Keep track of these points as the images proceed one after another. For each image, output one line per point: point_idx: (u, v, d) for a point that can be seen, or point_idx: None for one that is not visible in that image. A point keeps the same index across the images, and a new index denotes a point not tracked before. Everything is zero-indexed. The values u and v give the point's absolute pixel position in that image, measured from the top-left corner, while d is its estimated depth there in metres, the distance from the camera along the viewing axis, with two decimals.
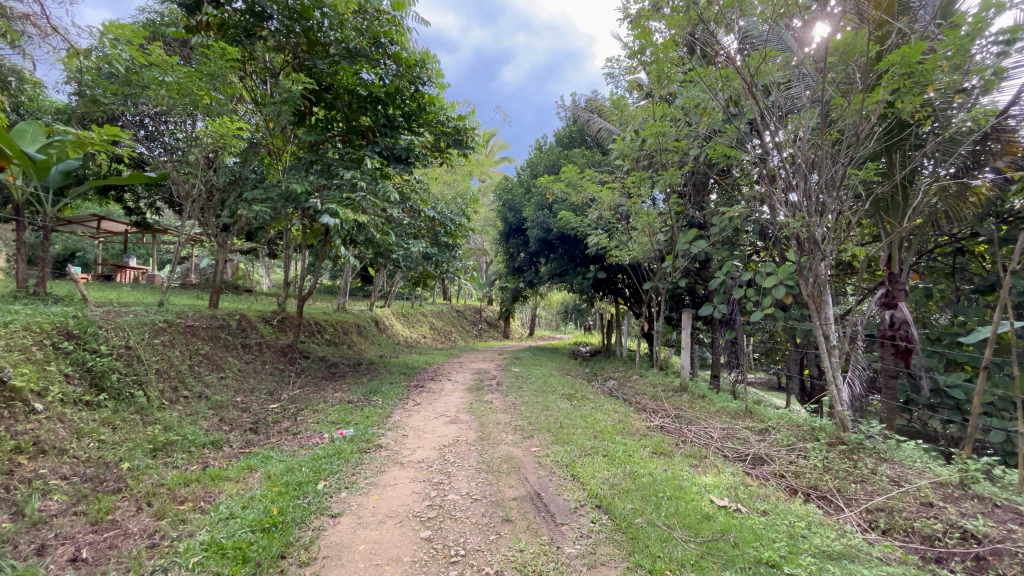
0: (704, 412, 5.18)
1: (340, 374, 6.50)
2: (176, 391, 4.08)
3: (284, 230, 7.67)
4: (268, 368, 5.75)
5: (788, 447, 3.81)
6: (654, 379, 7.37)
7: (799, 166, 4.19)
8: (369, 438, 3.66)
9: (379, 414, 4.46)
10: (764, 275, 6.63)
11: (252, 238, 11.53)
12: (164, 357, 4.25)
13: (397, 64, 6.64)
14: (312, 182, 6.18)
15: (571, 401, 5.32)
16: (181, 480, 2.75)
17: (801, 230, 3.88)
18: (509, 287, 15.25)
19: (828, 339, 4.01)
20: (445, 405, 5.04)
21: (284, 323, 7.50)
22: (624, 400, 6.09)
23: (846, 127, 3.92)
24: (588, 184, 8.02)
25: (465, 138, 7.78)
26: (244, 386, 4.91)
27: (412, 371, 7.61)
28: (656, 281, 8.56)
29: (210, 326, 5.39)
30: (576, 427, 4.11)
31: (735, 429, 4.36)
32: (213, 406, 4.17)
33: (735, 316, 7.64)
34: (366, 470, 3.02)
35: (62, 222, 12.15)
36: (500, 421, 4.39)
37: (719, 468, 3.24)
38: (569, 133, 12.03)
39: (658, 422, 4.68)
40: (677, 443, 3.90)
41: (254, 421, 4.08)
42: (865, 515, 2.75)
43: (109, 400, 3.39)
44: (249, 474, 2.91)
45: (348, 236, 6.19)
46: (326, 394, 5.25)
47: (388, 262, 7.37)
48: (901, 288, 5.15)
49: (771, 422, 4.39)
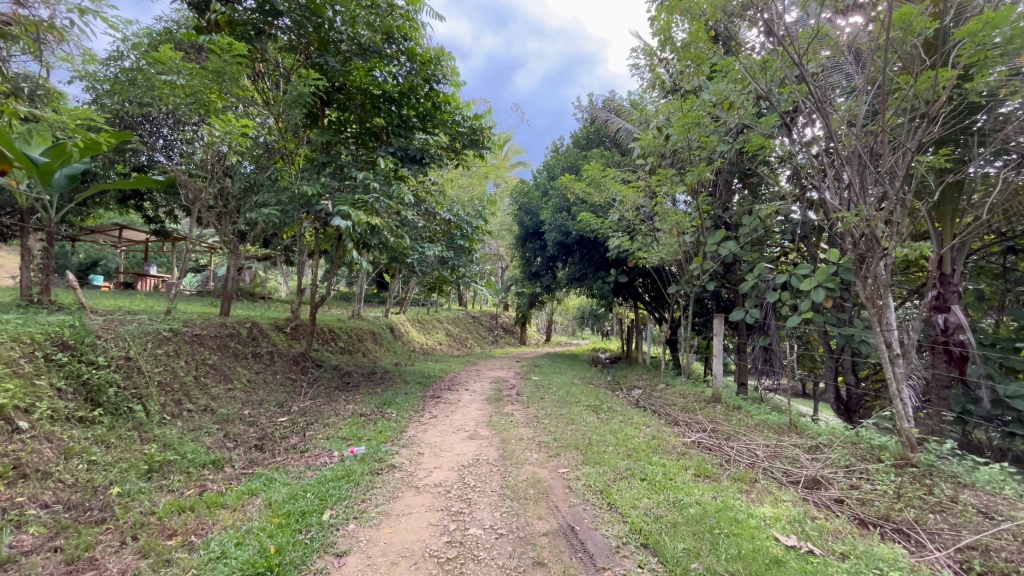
0: (744, 427, 4.77)
1: (353, 384, 6.25)
2: (179, 404, 3.85)
3: (297, 236, 7.48)
4: (279, 378, 5.52)
5: (847, 469, 3.40)
6: (683, 389, 6.96)
7: (854, 156, 3.78)
8: (382, 457, 3.36)
9: (393, 428, 4.16)
10: (801, 277, 6.20)
11: (268, 245, 11.44)
12: (167, 368, 4.02)
13: (410, 62, 6.43)
14: (323, 184, 5.95)
15: (598, 414, 4.96)
16: (175, 508, 2.48)
17: (858, 225, 3.48)
18: (526, 293, 14.94)
19: (888, 347, 3.59)
20: (463, 418, 4.73)
21: (296, 331, 7.30)
22: (653, 412, 5.71)
23: (908, 110, 3.51)
24: (610, 183, 7.67)
25: (481, 138, 7.51)
26: (252, 398, 4.66)
27: (428, 379, 7.34)
28: (681, 285, 8.15)
29: (218, 334, 5.16)
30: (607, 444, 3.76)
31: (783, 447, 3.96)
32: (218, 420, 3.92)
33: (769, 322, 7.19)
34: (377, 495, 2.72)
35: (83, 231, 12.24)
36: (523, 436, 4.06)
37: (775, 495, 2.86)
38: (586, 134, 11.70)
39: (694, 438, 4.30)
40: (720, 463, 3.52)
41: (261, 437, 3.81)
42: (956, 555, 2.36)
43: (104, 417, 3.16)
44: (249, 500, 2.62)
45: (361, 239, 5.93)
46: (339, 405, 4.98)
47: (402, 267, 7.11)
48: (954, 291, 4.63)
49: (822, 439, 3.97)
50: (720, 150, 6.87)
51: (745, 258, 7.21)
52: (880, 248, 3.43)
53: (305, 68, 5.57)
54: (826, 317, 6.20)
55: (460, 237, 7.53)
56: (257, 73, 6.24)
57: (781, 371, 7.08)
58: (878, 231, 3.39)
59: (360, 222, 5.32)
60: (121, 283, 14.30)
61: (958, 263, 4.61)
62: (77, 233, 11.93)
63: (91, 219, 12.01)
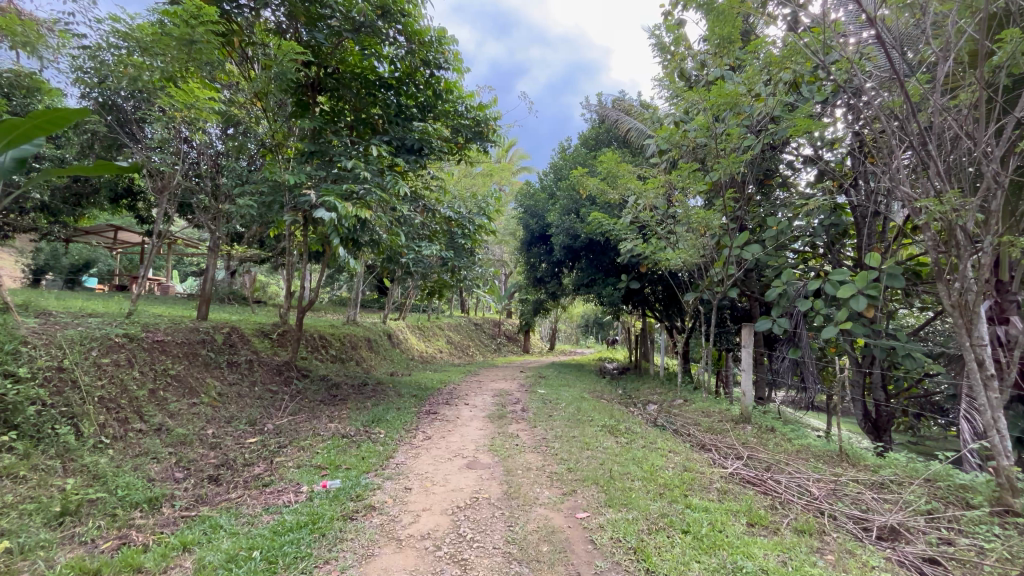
0: (784, 455, 4.13)
1: (341, 397, 5.61)
2: (123, 424, 3.25)
3: (285, 235, 6.91)
4: (257, 391, 4.93)
5: (929, 516, 2.77)
6: (705, 405, 6.30)
7: (933, 134, 3.12)
8: (360, 495, 2.76)
9: (377, 454, 3.56)
10: (837, 284, 5.61)
11: (262, 247, 10.93)
12: (116, 382, 3.44)
13: (407, 41, 5.86)
14: (309, 174, 5.37)
15: (616, 437, 4.32)
16: (73, 573, 1.85)
17: (946, 218, 2.83)
18: (531, 300, 14.33)
19: (977, 367, 2.94)
20: (461, 441, 4.11)
21: (283, 338, 6.72)
22: (675, 433, 5.08)
23: (1003, 78, 2.86)
24: (625, 179, 7.06)
25: (487, 131, 6.88)
26: (220, 415, 4.06)
27: (425, 391, 6.70)
28: (700, 293, 7.53)
29: (188, 341, 4.58)
30: (632, 478, 3.13)
31: (839, 484, 3.32)
32: (172, 443, 3.34)
33: (799, 332, 6.49)
34: (346, 555, 2.11)
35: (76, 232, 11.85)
36: (530, 466, 3.43)
37: (858, 559, 2.23)
38: (595, 134, 11.15)
39: (733, 469, 3.66)
40: (771, 505, 2.89)
41: (220, 464, 3.21)
42: None
43: (17, 442, 2.57)
44: (176, 560, 2.02)
45: (350, 236, 5.33)
46: (319, 424, 4.36)
47: (397, 268, 6.51)
48: (1014, 301, 3.75)
49: (888, 475, 3.32)
50: (746, 144, 6.28)
51: (771, 263, 6.58)
52: (971, 244, 2.82)
53: (291, 44, 5.01)
54: (865, 329, 5.58)
55: (460, 236, 6.88)
56: (242, 56, 5.73)
57: (813, 387, 6.38)
58: (968, 224, 2.77)
59: (347, 214, 4.72)
60: (116, 286, 13.84)
61: (1018, 269, 3.71)
62: (71, 234, 11.56)
63: (85, 220, 11.63)
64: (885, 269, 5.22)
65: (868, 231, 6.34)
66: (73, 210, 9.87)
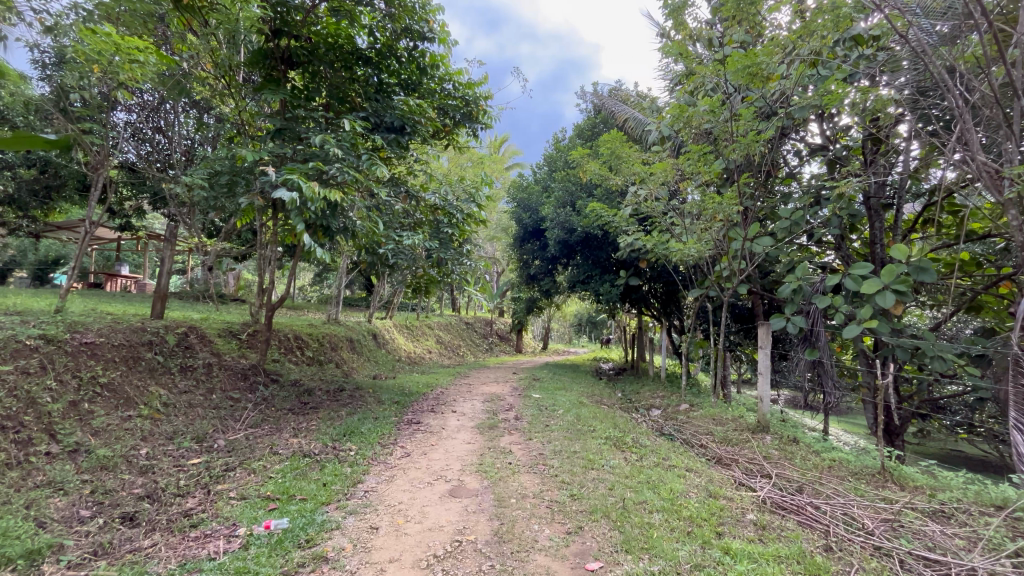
0: (818, 472, 3.59)
1: (313, 405, 5.01)
2: (23, 447, 2.65)
3: (255, 226, 6.27)
4: (216, 399, 4.30)
5: (1018, 560, 2.23)
6: (715, 411, 5.77)
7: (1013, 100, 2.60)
8: (310, 541, 2.17)
9: (342, 479, 2.96)
10: (859, 278, 5.07)
11: (239, 242, 10.22)
12: (17, 395, 2.85)
13: (387, 5, 5.26)
14: (271, 152, 4.76)
15: (624, 452, 3.77)
16: None
17: None
18: (524, 298, 13.75)
19: None
20: (445, 459, 3.53)
21: (253, 339, 6.09)
22: (686, 445, 4.53)
23: None
24: (630, 163, 6.45)
25: (477, 112, 6.29)
26: (162, 430, 3.44)
27: (408, 397, 6.08)
28: (707, 289, 6.99)
29: (129, 343, 3.96)
30: (648, 510, 2.58)
31: (894, 513, 2.77)
32: (89, 470, 2.73)
33: (817, 330, 5.92)
34: None
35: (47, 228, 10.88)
36: (526, 492, 2.85)
37: None
38: (591, 124, 10.62)
39: (765, 492, 3.11)
40: (825, 547, 2.36)
41: (144, 495, 2.60)
42: None
43: None
44: None
45: (320, 222, 4.69)
46: (281, 439, 3.75)
47: (376, 259, 5.89)
48: None
49: (954, 507, 2.78)
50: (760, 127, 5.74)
51: (783, 256, 6.07)
52: None
53: (250, 6, 4.37)
54: (892, 327, 5.04)
55: (447, 225, 6.29)
56: (187, 26, 4.84)
57: (831, 393, 5.73)
58: None
59: (314, 196, 4.09)
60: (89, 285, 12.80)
61: None
62: (41, 229, 10.68)
63: (56, 214, 10.86)
64: (914, 262, 4.69)
65: (879, 225, 5.68)
66: (42, 202, 8.94)
